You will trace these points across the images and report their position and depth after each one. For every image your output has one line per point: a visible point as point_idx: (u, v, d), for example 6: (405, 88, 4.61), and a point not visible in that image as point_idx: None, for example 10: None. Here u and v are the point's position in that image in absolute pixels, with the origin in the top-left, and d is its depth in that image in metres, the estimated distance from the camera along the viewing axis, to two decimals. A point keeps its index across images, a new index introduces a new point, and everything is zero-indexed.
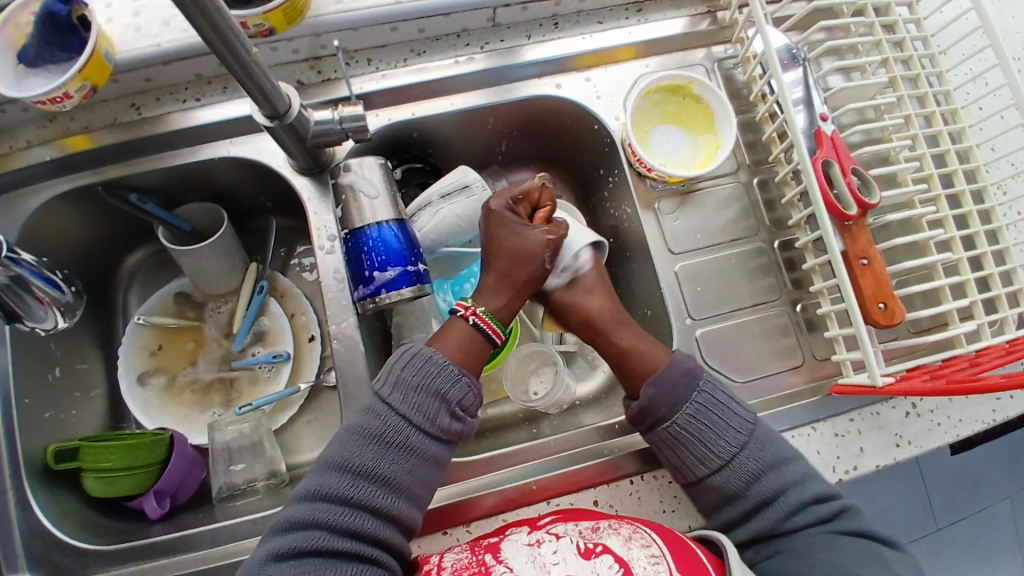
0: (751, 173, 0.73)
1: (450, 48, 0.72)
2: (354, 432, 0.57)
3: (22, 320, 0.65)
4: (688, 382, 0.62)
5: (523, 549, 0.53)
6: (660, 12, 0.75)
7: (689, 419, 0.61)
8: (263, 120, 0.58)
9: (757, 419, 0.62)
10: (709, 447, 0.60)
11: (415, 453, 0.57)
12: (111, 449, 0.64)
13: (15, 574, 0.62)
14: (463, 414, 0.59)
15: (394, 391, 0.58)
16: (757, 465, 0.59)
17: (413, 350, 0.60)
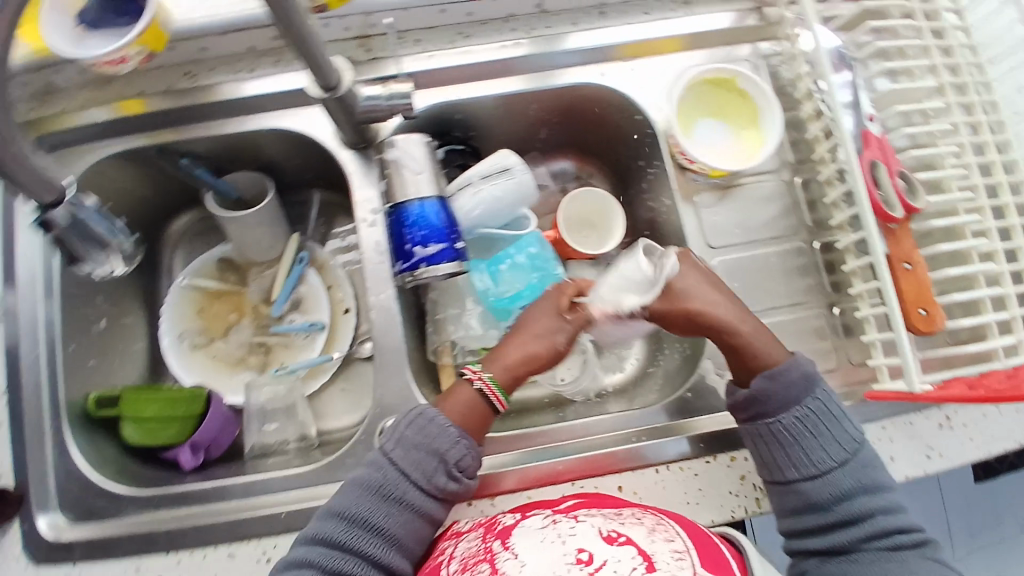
0: (793, 172, 0.73)
1: (496, 32, 0.72)
2: (357, 483, 0.59)
3: (82, 262, 0.64)
4: (803, 387, 0.62)
5: (533, 532, 0.55)
6: (708, 5, 0.76)
7: (792, 424, 0.61)
8: (315, 91, 0.60)
9: (863, 442, 0.61)
10: (808, 454, 0.60)
11: (411, 508, 0.58)
12: (156, 398, 0.70)
13: (49, 512, 0.65)
14: (461, 475, 0.60)
15: (396, 449, 0.60)
16: (852, 483, 0.59)
17: (417, 412, 0.62)
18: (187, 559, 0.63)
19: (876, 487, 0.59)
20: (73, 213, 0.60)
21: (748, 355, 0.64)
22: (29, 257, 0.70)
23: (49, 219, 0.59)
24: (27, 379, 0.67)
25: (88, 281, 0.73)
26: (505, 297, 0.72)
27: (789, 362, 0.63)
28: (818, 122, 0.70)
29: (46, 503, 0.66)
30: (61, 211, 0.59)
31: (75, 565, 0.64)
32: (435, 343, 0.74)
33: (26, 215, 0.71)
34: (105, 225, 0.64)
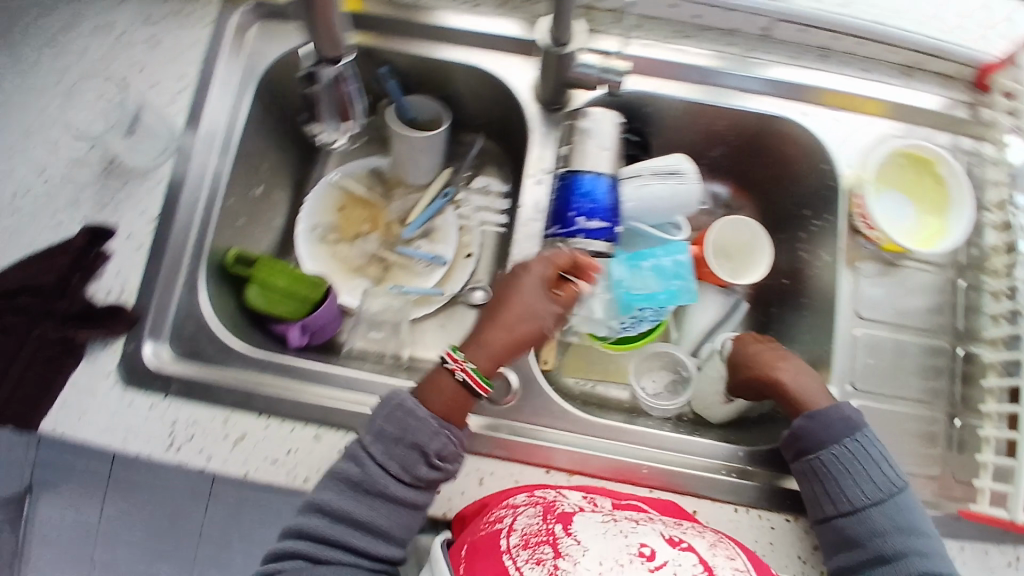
0: (956, 273, 0.72)
1: (716, 41, 0.72)
2: (335, 475, 0.59)
3: (319, 123, 0.70)
4: (844, 427, 0.63)
5: (593, 524, 0.53)
6: (926, 84, 0.74)
7: (832, 459, 0.62)
8: (545, 41, 0.61)
9: (902, 487, 0.61)
10: (843, 489, 0.61)
11: (392, 500, 0.59)
12: (285, 272, 0.73)
13: (158, 341, 0.67)
14: (442, 463, 0.59)
15: (374, 442, 0.60)
16: (888, 524, 0.59)
17: (395, 398, 0.61)
18: (276, 425, 0.65)
19: (926, 541, 0.58)
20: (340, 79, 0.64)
21: (792, 399, 0.66)
22: (220, 106, 0.73)
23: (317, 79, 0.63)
24: (182, 214, 0.70)
25: (257, 148, 0.77)
26: (638, 295, 0.71)
27: (828, 405, 0.64)
28: (1003, 233, 0.70)
29: (158, 332, 0.68)
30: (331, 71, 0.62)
31: (166, 399, 0.65)
32: None
33: (228, 67, 0.74)
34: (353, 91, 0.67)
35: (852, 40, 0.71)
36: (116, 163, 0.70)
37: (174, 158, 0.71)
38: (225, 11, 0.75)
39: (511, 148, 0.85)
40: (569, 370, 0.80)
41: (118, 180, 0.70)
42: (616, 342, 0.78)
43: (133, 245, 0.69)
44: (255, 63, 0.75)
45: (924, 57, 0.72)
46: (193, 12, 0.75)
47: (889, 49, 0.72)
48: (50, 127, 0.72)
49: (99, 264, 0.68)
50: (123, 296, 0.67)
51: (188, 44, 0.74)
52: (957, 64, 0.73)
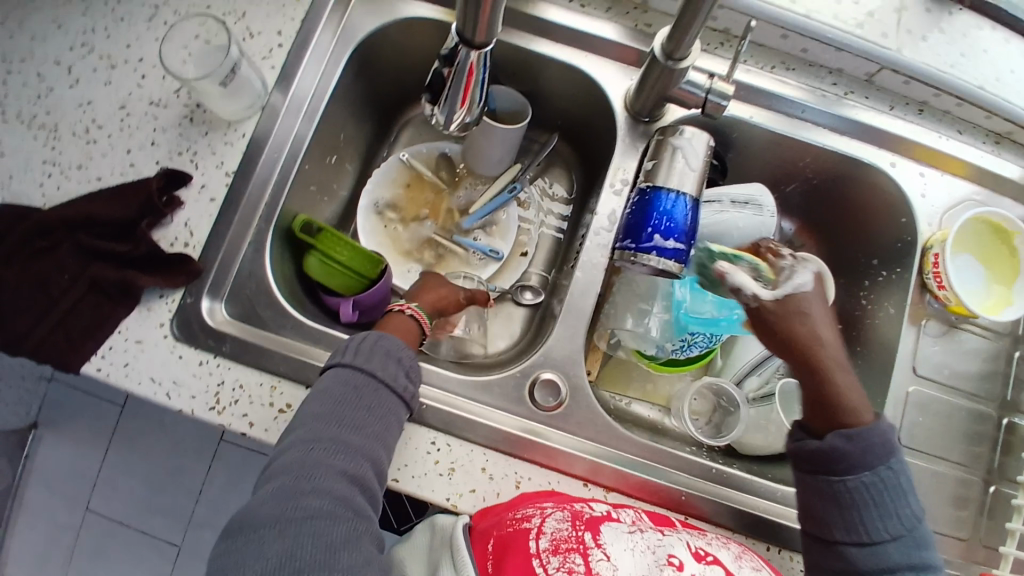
0: (1011, 344, 0.73)
1: (816, 78, 0.73)
2: (323, 394, 0.55)
3: (436, 103, 0.59)
4: (883, 452, 0.54)
5: (622, 538, 0.51)
6: (1013, 154, 0.76)
7: (859, 486, 0.54)
8: (658, 52, 0.62)
9: (924, 523, 0.54)
10: (864, 520, 0.53)
11: (382, 410, 0.56)
12: (350, 247, 0.73)
13: (216, 298, 0.67)
14: (413, 379, 0.60)
15: (353, 355, 0.58)
16: (905, 562, 0.52)
17: (367, 333, 0.61)
18: None
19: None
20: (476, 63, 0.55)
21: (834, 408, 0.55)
22: (311, 71, 0.73)
23: (457, 52, 0.54)
24: (259, 173, 0.70)
25: (338, 116, 0.77)
26: (698, 318, 0.71)
27: (871, 425, 0.54)
28: None
29: (217, 289, 0.67)
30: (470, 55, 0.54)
31: (216, 358, 0.65)
32: (601, 325, 0.77)
33: (325, 31, 0.74)
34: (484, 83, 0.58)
35: (951, 100, 0.72)
36: (200, 112, 0.71)
37: (258, 116, 0.71)
38: None
39: (585, 152, 0.84)
40: (605, 382, 0.80)
41: (200, 128, 0.70)
42: (662, 364, 0.76)
43: (206, 198, 0.69)
44: (353, 32, 0.74)
45: (1017, 128, 0.73)
46: None
47: (984, 115, 0.73)
48: (139, 63, 0.71)
49: (169, 210, 0.67)
50: (188, 247, 0.67)
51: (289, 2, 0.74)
52: None
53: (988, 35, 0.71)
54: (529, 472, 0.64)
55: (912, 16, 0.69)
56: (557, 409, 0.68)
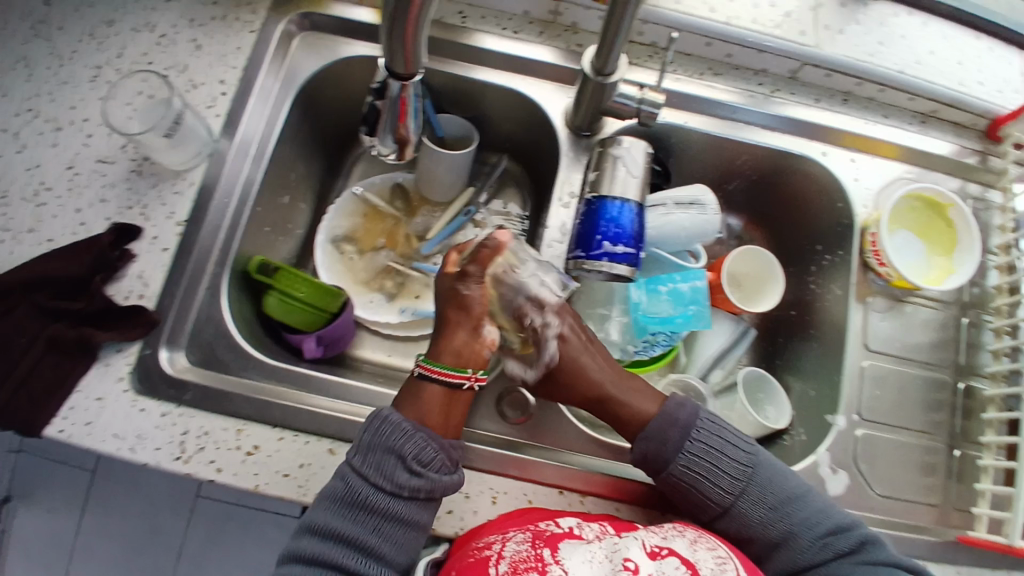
0: (960, 311, 0.75)
1: (743, 80, 0.76)
2: (330, 497, 0.58)
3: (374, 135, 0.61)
4: (679, 431, 0.63)
5: (581, 549, 0.52)
6: (940, 131, 0.79)
7: (683, 469, 0.62)
8: (587, 69, 0.65)
9: (755, 465, 0.62)
10: (708, 493, 0.62)
11: (386, 514, 0.57)
12: (308, 282, 0.73)
13: (174, 347, 0.67)
14: (423, 469, 0.58)
15: (355, 456, 0.59)
16: (759, 510, 0.61)
17: (377, 417, 0.60)
18: (289, 439, 0.65)
19: (802, 509, 0.60)
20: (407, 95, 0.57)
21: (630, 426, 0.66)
22: (256, 115, 0.74)
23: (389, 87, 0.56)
24: (210, 219, 0.71)
25: (288, 157, 0.79)
26: (655, 318, 0.72)
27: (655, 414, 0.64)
28: (1009, 275, 0.73)
29: (174, 338, 0.67)
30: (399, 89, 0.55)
31: (179, 407, 0.65)
32: None
33: (267, 74, 0.76)
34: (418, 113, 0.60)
35: (873, 87, 0.75)
36: (148, 164, 0.71)
37: (207, 163, 0.72)
38: (271, 20, 0.77)
39: (535, 170, 0.87)
40: None
41: (148, 180, 0.71)
42: (628, 365, 0.77)
43: (158, 248, 0.69)
44: (295, 74, 0.77)
45: (942, 105, 0.76)
46: (238, 20, 0.77)
47: (907, 97, 0.76)
48: (84, 122, 0.72)
49: (122, 264, 0.67)
50: (143, 299, 0.67)
51: (230, 50, 0.76)
52: (972, 115, 0.77)
53: (902, 23, 0.75)
54: (504, 487, 0.64)
55: (829, 12, 0.73)
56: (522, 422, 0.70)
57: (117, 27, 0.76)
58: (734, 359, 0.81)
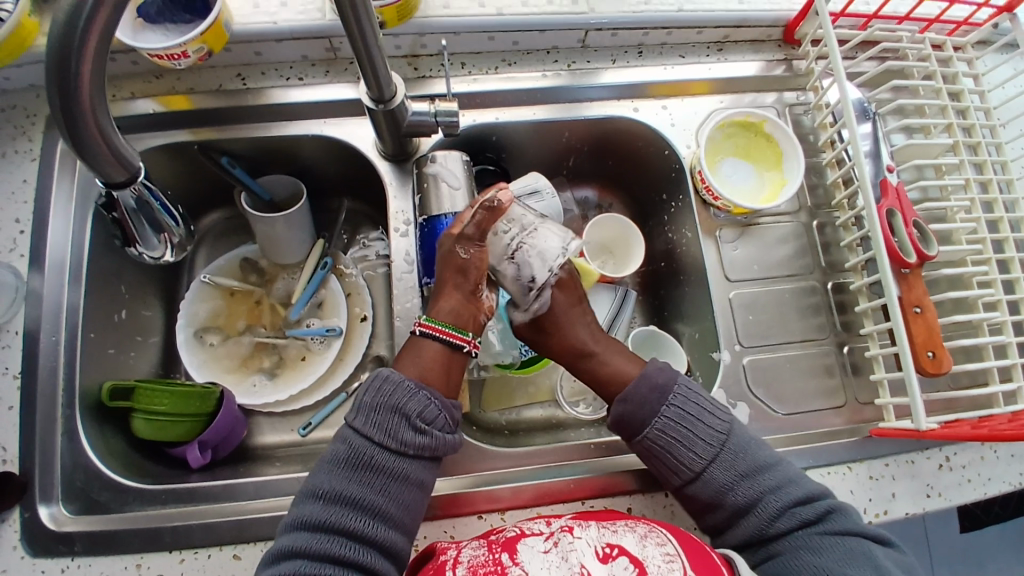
0: (810, 215, 0.75)
1: (538, 62, 0.77)
2: (333, 462, 0.59)
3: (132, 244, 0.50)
4: (655, 398, 0.62)
5: (539, 555, 0.51)
6: (739, 53, 0.79)
7: (659, 433, 0.61)
8: (369, 102, 0.63)
9: (734, 428, 0.62)
10: (681, 458, 0.60)
11: (388, 473, 0.58)
12: (168, 393, 0.68)
13: (50, 501, 0.63)
14: (427, 427, 0.60)
15: (356, 416, 0.60)
16: (730, 476, 0.59)
17: (378, 379, 0.61)
18: (190, 558, 0.62)
19: (775, 477, 0.59)
20: (141, 196, 0.47)
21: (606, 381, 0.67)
22: (59, 240, 0.70)
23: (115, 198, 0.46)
24: (45, 362, 0.67)
25: (114, 270, 0.75)
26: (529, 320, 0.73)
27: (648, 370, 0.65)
28: (839, 169, 0.74)
29: (48, 491, 0.63)
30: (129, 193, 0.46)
31: (74, 559, 0.61)
32: None
33: (61, 195, 0.72)
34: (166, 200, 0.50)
35: (660, 32, 0.76)
36: None
37: (24, 306, 0.68)
38: (48, 141, 0.74)
39: (377, 203, 0.85)
40: (489, 404, 0.80)
41: None
42: (518, 369, 0.77)
43: (3, 409, 0.65)
44: (89, 188, 0.73)
45: (730, 29, 0.77)
46: (16, 151, 0.73)
47: (695, 32, 0.77)
48: None
49: None
50: (4, 463, 0.64)
51: (17, 184, 0.72)
52: (764, 27, 0.78)
53: None
54: (426, 530, 0.64)
55: None
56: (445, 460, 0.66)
57: None
58: (625, 323, 0.80)
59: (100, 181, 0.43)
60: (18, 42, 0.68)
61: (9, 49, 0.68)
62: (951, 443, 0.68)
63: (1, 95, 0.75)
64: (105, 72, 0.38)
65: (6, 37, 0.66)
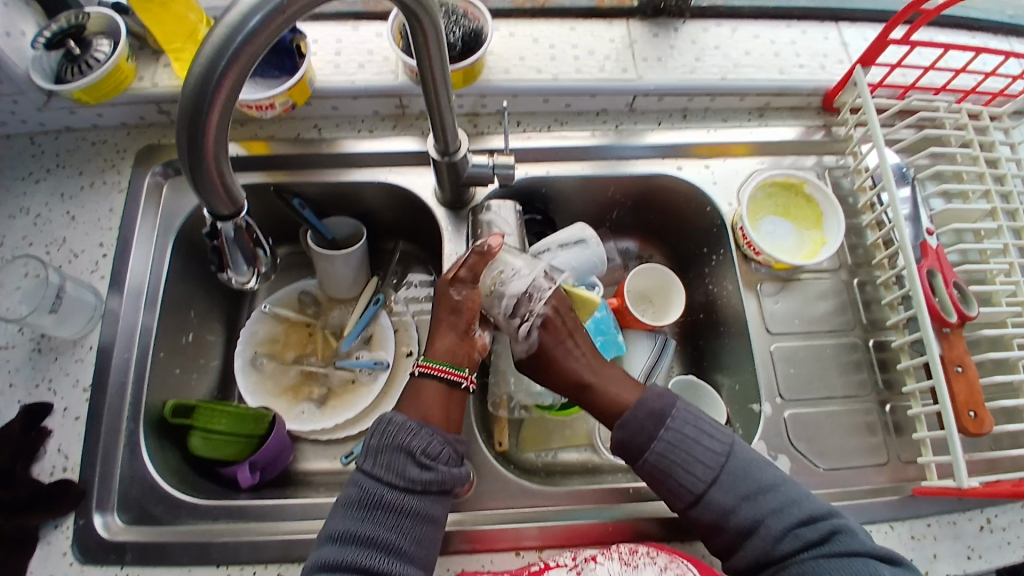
0: (850, 273, 0.77)
1: (588, 123, 0.82)
2: (346, 504, 0.59)
3: (226, 267, 0.53)
4: (653, 421, 0.61)
5: None
6: (780, 119, 0.84)
7: (659, 457, 0.60)
8: (434, 153, 0.68)
9: (735, 450, 0.61)
10: (682, 481, 0.59)
11: (400, 511, 0.59)
12: (225, 415, 0.72)
13: (106, 511, 0.66)
14: (431, 462, 0.61)
15: (364, 460, 0.61)
16: (731, 498, 0.58)
17: (382, 421, 0.62)
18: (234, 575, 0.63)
19: (774, 498, 0.58)
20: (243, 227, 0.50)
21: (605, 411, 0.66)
22: (139, 268, 0.76)
23: (217, 227, 0.49)
24: (114, 378, 0.72)
25: (185, 296, 0.81)
26: None
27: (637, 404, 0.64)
28: (879, 230, 0.76)
29: (105, 501, 0.66)
30: (230, 225, 0.49)
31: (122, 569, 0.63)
32: (494, 394, 0.79)
33: (145, 225, 0.79)
34: (260, 234, 0.53)
35: (703, 99, 0.82)
36: (46, 339, 0.73)
37: (100, 325, 0.73)
38: (137, 174, 0.81)
39: (428, 246, 0.90)
40: (527, 445, 0.81)
41: (49, 355, 0.72)
42: (557, 411, 0.78)
43: (71, 419, 0.70)
44: (171, 220, 0.79)
45: (770, 97, 0.82)
46: (106, 183, 0.81)
47: (737, 99, 0.82)
48: None
49: (40, 442, 0.68)
50: (67, 471, 0.67)
51: (104, 213, 0.80)
52: (803, 96, 0.82)
53: (713, 35, 0.83)
54: (461, 564, 0.65)
55: (643, 48, 0.82)
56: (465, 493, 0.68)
57: None
58: (664, 372, 0.81)
59: (206, 210, 0.47)
60: (114, 82, 0.76)
61: (105, 88, 0.76)
62: (993, 504, 0.66)
63: (96, 132, 0.84)
64: (229, 121, 0.42)
65: (103, 78, 0.75)
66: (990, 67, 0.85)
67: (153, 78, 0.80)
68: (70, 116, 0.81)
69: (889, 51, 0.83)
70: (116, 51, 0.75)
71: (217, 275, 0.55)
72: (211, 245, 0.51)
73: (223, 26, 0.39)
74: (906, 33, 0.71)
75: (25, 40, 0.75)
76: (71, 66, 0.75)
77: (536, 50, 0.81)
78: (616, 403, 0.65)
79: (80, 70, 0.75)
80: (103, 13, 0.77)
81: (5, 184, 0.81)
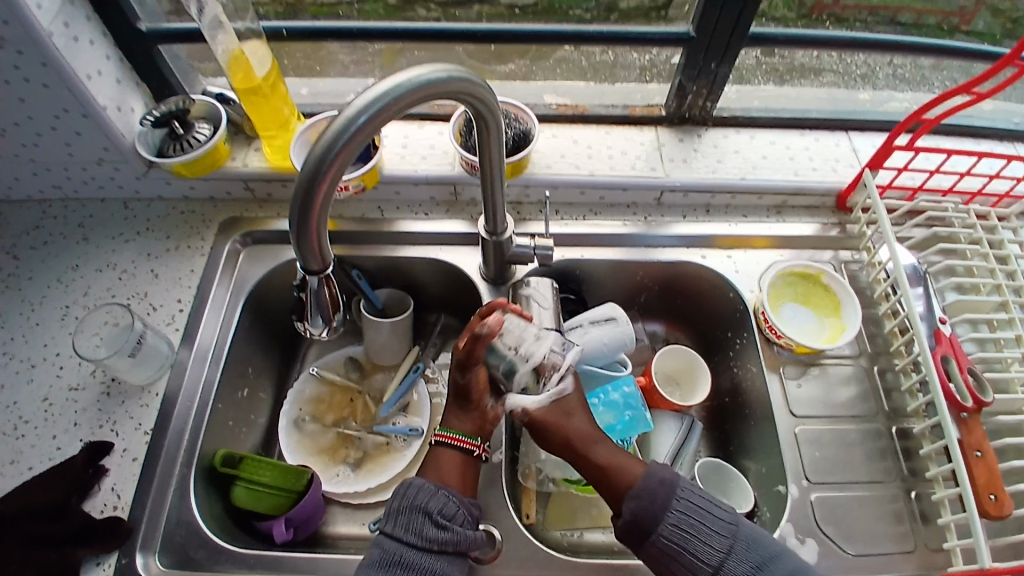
0: (871, 360, 0.80)
1: (621, 213, 0.91)
2: (367, 566, 0.60)
3: (305, 319, 0.60)
4: (665, 492, 0.62)
5: None
6: (797, 216, 0.91)
7: (673, 529, 0.60)
8: (484, 233, 0.77)
9: (741, 519, 0.62)
10: (697, 554, 0.60)
11: (420, 572, 0.60)
12: (270, 466, 0.76)
13: (150, 552, 0.69)
14: (449, 523, 0.63)
15: (385, 522, 0.62)
16: (745, 568, 0.59)
17: (404, 484, 0.65)
18: None
19: (785, 567, 0.59)
20: (327, 282, 0.57)
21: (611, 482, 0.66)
22: (210, 326, 0.85)
23: (305, 280, 0.56)
24: (173, 424, 0.77)
25: (245, 354, 0.88)
26: None
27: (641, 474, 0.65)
28: (895, 319, 0.80)
29: (149, 541, 0.70)
30: (316, 278, 0.56)
31: None
32: (524, 465, 0.82)
33: (219, 287, 0.88)
34: (340, 297, 0.60)
35: (725, 196, 0.90)
36: (116, 383, 0.80)
37: (168, 373, 0.80)
38: (215, 242, 0.91)
39: (468, 320, 0.96)
40: (553, 521, 0.82)
41: (117, 398, 0.79)
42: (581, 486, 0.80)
43: (128, 459, 0.75)
44: (242, 284, 0.88)
45: (788, 196, 0.90)
46: (189, 247, 0.91)
47: (757, 196, 0.90)
48: (56, 356, 0.82)
49: (96, 479, 0.72)
50: (117, 509, 0.71)
51: (183, 273, 0.89)
52: (819, 195, 0.90)
53: (735, 141, 0.93)
54: None
55: (671, 150, 0.92)
56: (491, 560, 0.70)
57: (81, 270, 0.89)
58: (692, 452, 0.82)
59: (299, 264, 0.55)
60: (209, 161, 0.88)
61: (201, 166, 0.88)
62: None
63: (183, 203, 0.95)
64: (333, 196, 0.50)
65: (201, 156, 0.86)
66: (995, 170, 0.92)
67: (244, 159, 0.92)
68: (165, 187, 0.93)
69: (898, 156, 0.91)
70: (216, 135, 0.87)
71: (297, 326, 0.62)
72: (297, 296, 0.58)
73: (339, 121, 0.48)
74: (910, 140, 0.79)
75: (134, 116, 0.87)
76: (173, 144, 0.87)
77: (575, 150, 0.91)
78: (622, 472, 0.66)
79: (182, 148, 0.87)
80: (205, 101, 0.90)
81: (99, 242, 0.92)
